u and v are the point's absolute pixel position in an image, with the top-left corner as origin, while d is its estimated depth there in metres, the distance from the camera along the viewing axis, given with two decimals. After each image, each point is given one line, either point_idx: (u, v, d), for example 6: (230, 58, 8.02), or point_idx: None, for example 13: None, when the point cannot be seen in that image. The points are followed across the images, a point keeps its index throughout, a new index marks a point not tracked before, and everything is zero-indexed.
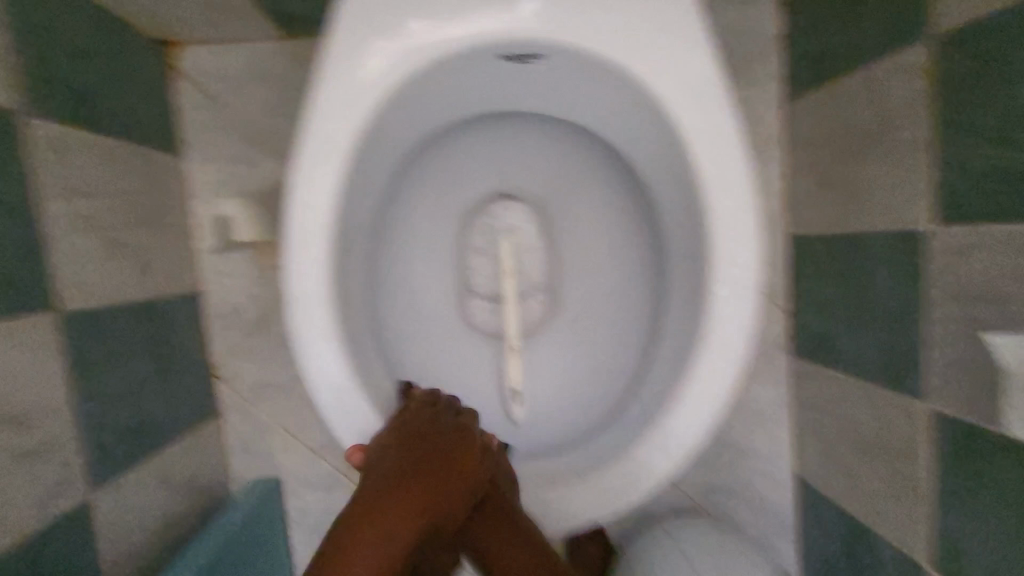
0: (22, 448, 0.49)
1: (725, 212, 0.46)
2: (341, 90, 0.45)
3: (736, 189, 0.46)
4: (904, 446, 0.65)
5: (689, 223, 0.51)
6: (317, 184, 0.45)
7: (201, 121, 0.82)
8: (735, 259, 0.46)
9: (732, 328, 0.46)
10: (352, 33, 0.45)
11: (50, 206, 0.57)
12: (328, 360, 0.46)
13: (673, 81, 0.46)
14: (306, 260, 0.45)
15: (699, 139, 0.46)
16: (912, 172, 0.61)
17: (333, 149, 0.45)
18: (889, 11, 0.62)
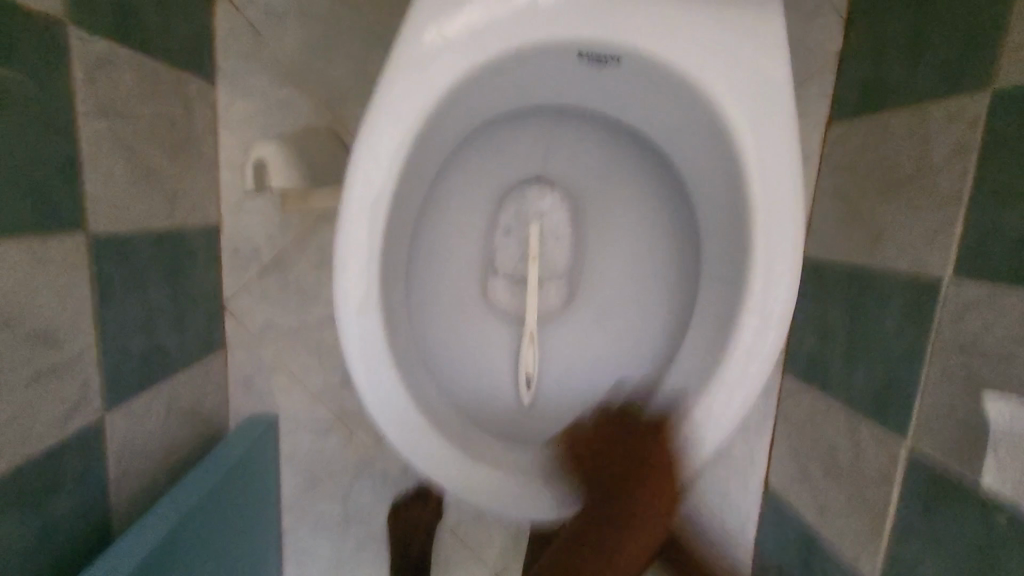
0: (42, 364, 0.51)
1: (768, 245, 0.47)
2: (410, 66, 0.44)
3: (784, 227, 0.47)
4: (877, 477, 0.69)
5: (728, 247, 0.52)
6: (376, 160, 0.45)
7: (238, 50, 0.79)
8: (768, 293, 0.48)
9: (753, 358, 0.48)
10: (430, 12, 0.44)
11: (88, 125, 0.56)
12: (363, 332, 0.47)
13: (743, 110, 0.46)
14: (357, 234, 0.46)
15: (757, 170, 0.46)
16: (943, 222, 0.62)
17: (395, 128, 0.45)
18: (955, 56, 0.62)
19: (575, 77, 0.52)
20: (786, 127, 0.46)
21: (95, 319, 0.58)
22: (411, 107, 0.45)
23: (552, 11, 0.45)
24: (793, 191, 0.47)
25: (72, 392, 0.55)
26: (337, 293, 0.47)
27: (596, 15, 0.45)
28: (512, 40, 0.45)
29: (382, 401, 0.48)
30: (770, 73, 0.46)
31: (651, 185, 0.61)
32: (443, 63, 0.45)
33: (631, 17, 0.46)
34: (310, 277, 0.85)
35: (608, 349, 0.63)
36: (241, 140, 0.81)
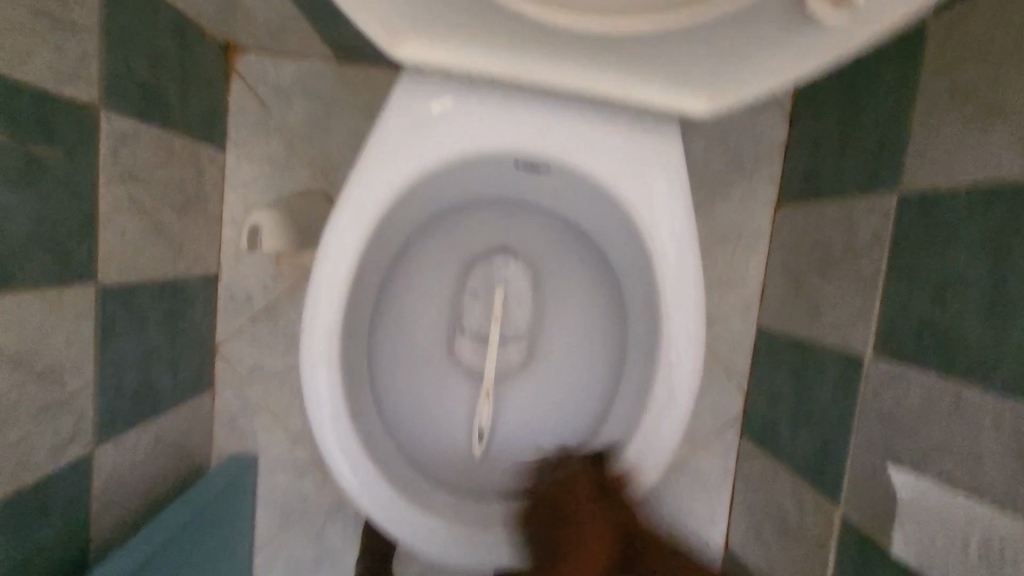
0: (47, 400, 0.57)
1: (677, 325, 0.53)
2: (373, 169, 0.53)
3: (690, 318, 0.53)
4: (818, 540, 0.73)
5: (650, 327, 0.58)
6: (341, 245, 0.52)
7: (247, 120, 0.89)
8: (676, 371, 0.54)
9: (665, 426, 0.54)
10: (395, 123, 0.53)
11: (110, 189, 0.65)
12: (324, 387, 0.53)
13: (656, 214, 0.54)
14: (323, 302, 0.53)
15: (666, 260, 0.53)
16: (865, 303, 0.69)
17: (362, 216, 0.53)
18: (871, 157, 0.70)
19: (519, 176, 0.60)
20: (688, 224, 0.54)
21: (95, 359, 0.64)
22: (373, 202, 0.53)
23: (495, 127, 0.54)
24: (697, 280, 0.54)
25: (68, 426, 0.61)
26: (304, 355, 0.53)
27: (529, 129, 0.54)
28: (460, 148, 0.54)
29: (337, 450, 0.54)
30: (675, 181, 0.54)
31: (596, 262, 0.69)
32: (404, 165, 0.53)
33: (563, 131, 0.54)
34: (297, 325, 0.92)
35: (555, 407, 0.69)
36: (244, 199, 0.90)
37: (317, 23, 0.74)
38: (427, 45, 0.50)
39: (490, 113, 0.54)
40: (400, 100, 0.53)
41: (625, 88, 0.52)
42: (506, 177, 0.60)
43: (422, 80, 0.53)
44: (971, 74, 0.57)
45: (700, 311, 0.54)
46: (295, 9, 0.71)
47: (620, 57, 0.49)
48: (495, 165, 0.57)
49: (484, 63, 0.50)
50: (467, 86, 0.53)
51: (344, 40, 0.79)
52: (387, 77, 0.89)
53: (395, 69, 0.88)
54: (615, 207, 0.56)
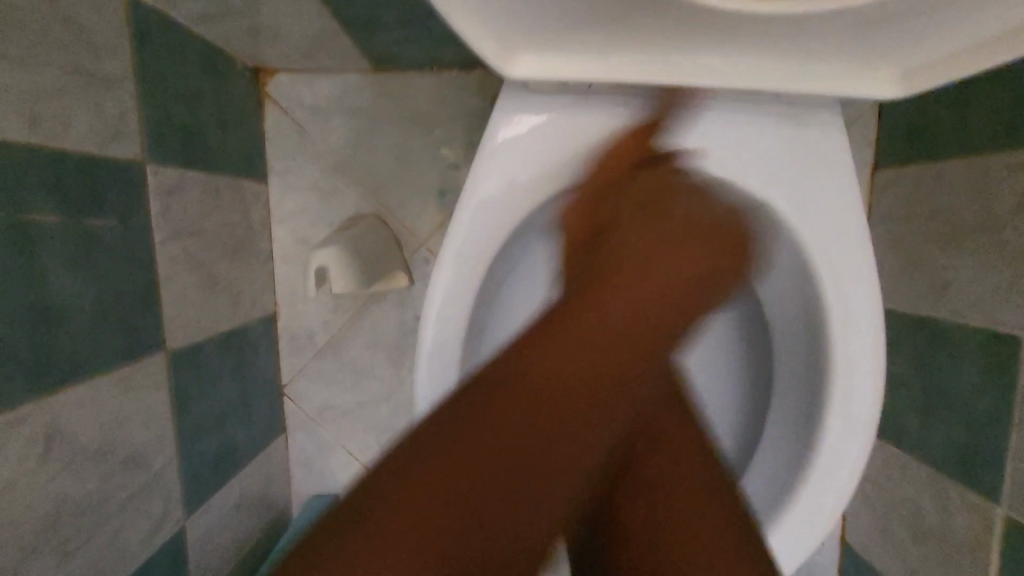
0: (135, 486, 0.53)
1: (849, 349, 0.46)
2: (476, 212, 0.47)
3: (863, 337, 0.46)
4: (972, 543, 0.65)
5: (802, 350, 0.50)
6: (450, 303, 0.48)
7: (287, 147, 0.83)
8: (850, 396, 0.46)
9: (843, 463, 0.47)
10: (496, 154, 0.47)
11: (165, 246, 0.60)
12: None
13: (808, 222, 0.46)
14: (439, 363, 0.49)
15: (831, 274, 0.46)
16: (1018, 277, 0.60)
17: (466, 262, 0.48)
18: (1006, 107, 0.61)
19: None
20: (859, 225, 0.46)
21: (174, 431, 0.60)
22: (481, 246, 0.48)
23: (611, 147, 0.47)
24: (869, 292, 0.46)
25: (157, 508, 0.57)
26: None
27: (654, 140, 0.47)
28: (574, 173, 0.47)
29: None
30: (836, 177, 0.46)
31: None
32: (513, 200, 0.47)
33: (690, 139, 0.47)
34: (363, 357, 0.87)
35: None
36: (294, 233, 0.85)
37: (356, 34, 0.67)
38: (544, 54, 0.43)
39: (601, 130, 0.47)
40: (496, 126, 0.47)
41: (781, 79, 0.43)
42: None
43: (524, 98, 0.47)
44: None
45: (877, 328, 0.46)
46: (330, 23, 0.64)
47: (776, 45, 0.41)
48: None
49: (601, 70, 0.43)
50: (578, 101, 0.47)
51: (383, 49, 0.73)
52: (429, 83, 0.82)
53: (437, 72, 0.82)
54: (755, 217, 0.49)
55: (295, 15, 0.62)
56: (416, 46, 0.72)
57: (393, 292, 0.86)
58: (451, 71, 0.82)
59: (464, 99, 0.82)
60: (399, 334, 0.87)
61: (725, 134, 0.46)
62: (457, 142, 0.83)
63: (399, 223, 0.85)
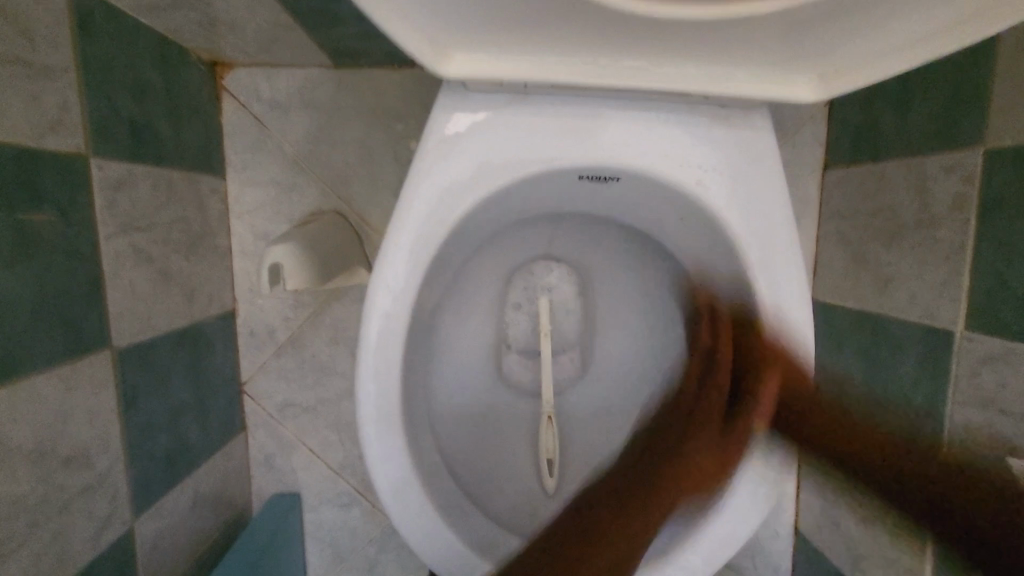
0: (78, 486, 0.52)
1: (782, 342, 0.48)
2: (420, 204, 0.47)
3: (795, 328, 0.48)
4: (908, 526, 0.69)
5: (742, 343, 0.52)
6: (395, 297, 0.47)
7: (245, 141, 0.82)
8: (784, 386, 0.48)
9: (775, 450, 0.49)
10: (439, 146, 0.47)
11: (111, 242, 0.58)
12: (387, 451, 0.48)
13: (741, 217, 0.48)
14: (383, 361, 0.47)
15: (761, 270, 0.48)
16: (952, 274, 0.62)
17: (411, 255, 0.47)
18: (941, 111, 0.64)
19: (577, 191, 0.54)
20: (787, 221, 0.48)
21: (122, 430, 0.59)
22: (426, 239, 0.47)
23: (554, 144, 0.48)
24: (799, 284, 0.48)
25: (102, 508, 0.56)
26: (365, 431, 0.48)
27: (594, 139, 0.48)
28: (517, 168, 0.48)
29: (404, 516, 0.48)
30: (767, 176, 0.48)
31: (657, 266, 0.63)
32: (457, 193, 0.47)
33: (629, 136, 0.48)
34: (324, 354, 0.87)
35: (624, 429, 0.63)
36: (252, 228, 0.83)
37: (312, 28, 0.67)
38: (479, 51, 0.43)
39: (544, 127, 0.48)
40: (440, 120, 0.47)
41: (713, 78, 0.45)
42: (562, 193, 0.54)
43: (467, 94, 0.47)
44: None
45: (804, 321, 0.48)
46: (284, 17, 0.63)
47: (707, 46, 0.42)
48: (553, 181, 0.51)
49: (543, 66, 0.43)
50: (519, 98, 0.47)
51: (341, 44, 0.72)
52: (390, 79, 0.82)
53: (398, 68, 0.81)
54: (697, 214, 0.50)
55: (248, 8, 0.61)
56: (374, 42, 0.72)
57: (354, 289, 0.86)
58: (412, 67, 0.82)
59: (425, 96, 0.82)
60: (360, 330, 0.87)
61: (662, 132, 0.48)
62: (418, 139, 0.83)
63: (360, 219, 0.85)
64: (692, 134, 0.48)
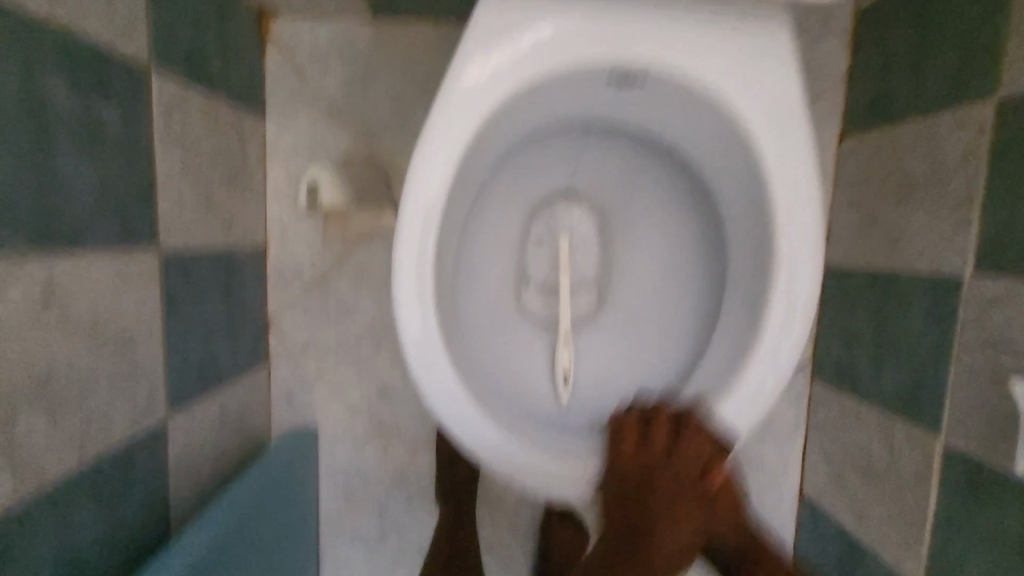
0: (122, 369, 0.56)
1: (792, 235, 0.52)
2: (463, 93, 0.51)
3: (805, 226, 0.52)
4: (915, 476, 0.70)
5: (755, 245, 0.56)
6: (433, 175, 0.51)
7: (286, 88, 0.87)
8: (793, 282, 0.53)
9: (784, 341, 0.53)
10: (484, 40, 0.51)
11: (164, 153, 0.62)
12: (422, 323, 0.52)
13: (760, 118, 0.52)
14: (422, 235, 0.52)
15: (778, 171, 0.52)
16: (959, 223, 0.65)
17: (451, 139, 0.51)
18: (953, 69, 0.66)
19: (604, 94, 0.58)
20: (803, 125, 0.52)
21: (163, 330, 0.63)
22: (466, 126, 0.51)
23: (588, 41, 0.52)
24: (810, 184, 0.52)
25: (142, 397, 0.59)
26: (404, 308, 0.53)
27: (624, 39, 0.52)
28: (552, 63, 0.52)
29: (436, 389, 0.53)
30: (783, 80, 0.52)
31: (672, 193, 0.67)
32: (495, 82, 0.51)
33: (657, 39, 0.52)
34: (350, 295, 0.90)
35: (636, 345, 0.68)
36: (288, 170, 0.88)
37: None
38: None
39: (578, 26, 0.52)
40: (485, 17, 0.51)
41: None
42: (589, 95, 0.58)
43: None
44: None
45: (817, 221, 0.53)
46: None
47: None
48: (581, 79, 0.55)
49: None
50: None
51: None
52: (425, 34, 0.86)
53: (433, 24, 0.86)
54: (719, 119, 0.54)
55: None
56: None
57: (381, 234, 0.89)
58: (446, 23, 0.86)
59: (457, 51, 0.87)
60: (384, 273, 0.90)
61: (688, 37, 0.52)
62: None
63: (391, 165, 0.89)
64: (715, 40, 0.52)
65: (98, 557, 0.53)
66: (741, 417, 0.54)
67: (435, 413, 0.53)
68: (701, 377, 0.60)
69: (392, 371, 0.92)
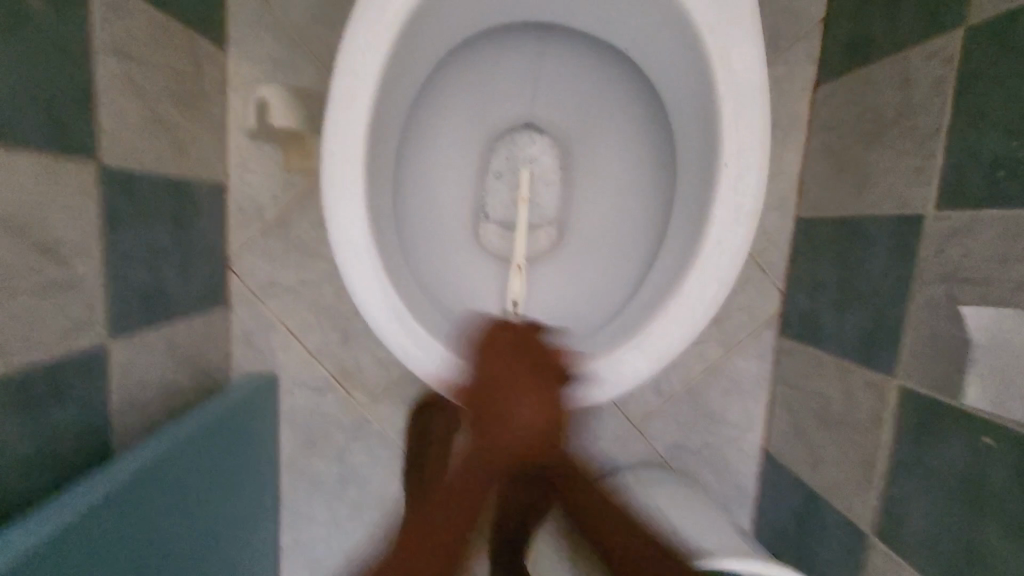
0: (53, 279, 0.54)
1: (740, 132, 0.51)
2: None
3: (755, 124, 0.51)
4: (870, 420, 0.69)
5: (703, 151, 0.55)
6: (365, 52, 0.50)
7: (248, 17, 0.84)
8: (741, 183, 0.51)
9: (730, 244, 0.51)
10: None
11: (105, 62, 0.60)
12: (349, 207, 0.51)
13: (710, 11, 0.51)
14: (349, 114, 0.50)
15: (727, 64, 0.51)
16: (925, 159, 0.63)
17: (381, 14, 0.50)
18: (926, 2, 0.65)
19: None
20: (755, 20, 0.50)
21: (102, 247, 0.60)
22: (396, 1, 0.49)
23: None
24: (760, 80, 0.51)
25: (76, 312, 0.57)
26: (340, 213, 0.50)
27: None
28: None
29: (359, 275, 0.51)
30: None
31: (633, 116, 0.66)
32: None
33: None
34: (311, 236, 0.88)
35: (587, 272, 0.67)
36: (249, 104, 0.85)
37: None
38: None
39: None
40: None
41: None
42: None
43: None
44: None
45: (767, 119, 0.51)
46: None
47: None
48: None
49: None
50: None
51: None
52: None
53: None
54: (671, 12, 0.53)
55: None
56: None
57: None
58: None
59: None
60: None
61: None
62: None
63: None
64: None
65: (20, 473, 0.51)
66: (682, 327, 0.52)
67: (354, 298, 0.52)
68: (646, 295, 0.58)
69: (355, 316, 0.90)
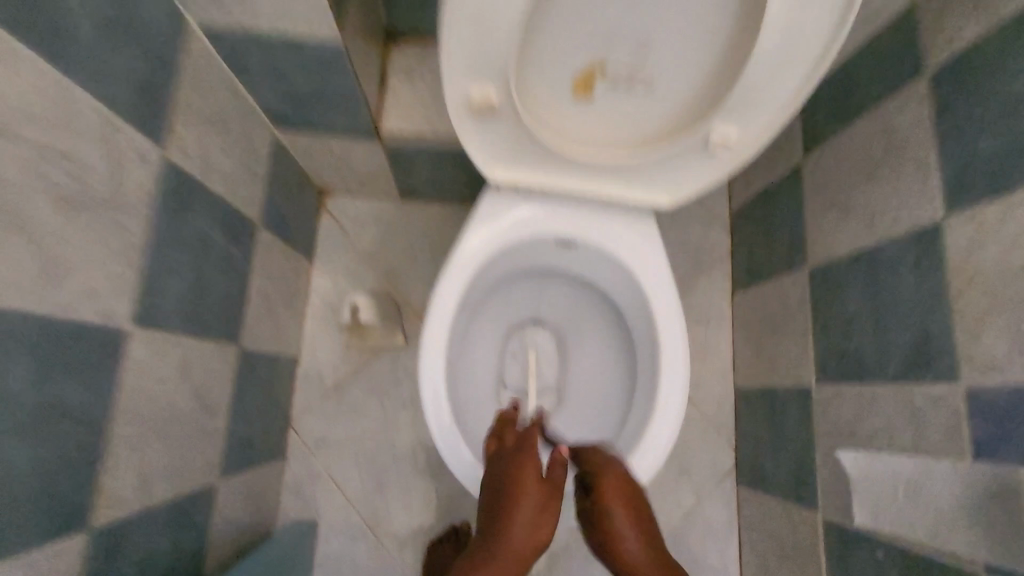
0: (205, 431, 0.75)
1: (667, 345, 0.78)
2: (465, 249, 0.77)
3: (676, 339, 0.78)
4: (808, 550, 0.88)
5: (649, 353, 0.81)
6: (445, 302, 0.76)
7: (331, 243, 1.18)
8: (670, 377, 0.77)
9: (668, 416, 0.75)
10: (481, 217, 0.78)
11: (255, 282, 0.90)
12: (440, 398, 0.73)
13: (647, 274, 0.79)
14: (437, 340, 0.74)
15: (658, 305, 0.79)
16: (803, 348, 0.93)
17: (456, 279, 0.76)
18: (783, 250, 1.00)
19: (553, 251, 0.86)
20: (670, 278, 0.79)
21: (230, 409, 0.83)
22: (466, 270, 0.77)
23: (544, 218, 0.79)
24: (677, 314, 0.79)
25: (209, 456, 0.77)
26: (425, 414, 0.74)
27: (564, 221, 0.79)
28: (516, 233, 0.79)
29: (444, 441, 0.73)
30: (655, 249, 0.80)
31: (606, 321, 0.95)
32: (484, 244, 0.77)
33: (587, 221, 0.79)
34: (360, 400, 1.11)
35: (582, 427, 0.91)
36: (324, 301, 1.15)
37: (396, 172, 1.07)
38: (511, 168, 0.74)
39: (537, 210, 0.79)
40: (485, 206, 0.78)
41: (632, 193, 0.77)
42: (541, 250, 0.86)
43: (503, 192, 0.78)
44: (827, 192, 0.88)
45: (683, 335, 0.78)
46: (382, 165, 1.04)
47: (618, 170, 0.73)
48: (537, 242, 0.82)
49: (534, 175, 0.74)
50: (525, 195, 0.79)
51: (411, 184, 1.12)
52: (436, 211, 1.22)
53: (442, 205, 1.21)
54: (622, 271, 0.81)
55: (366, 158, 1.02)
56: (433, 185, 1.12)
57: (391, 351, 1.14)
58: (450, 205, 1.22)
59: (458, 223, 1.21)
60: (391, 383, 1.12)
61: (604, 223, 0.80)
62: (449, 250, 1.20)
63: (403, 300, 1.17)
64: (620, 227, 0.80)
65: None
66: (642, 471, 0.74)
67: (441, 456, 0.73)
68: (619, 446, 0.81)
69: (389, 468, 1.09)
